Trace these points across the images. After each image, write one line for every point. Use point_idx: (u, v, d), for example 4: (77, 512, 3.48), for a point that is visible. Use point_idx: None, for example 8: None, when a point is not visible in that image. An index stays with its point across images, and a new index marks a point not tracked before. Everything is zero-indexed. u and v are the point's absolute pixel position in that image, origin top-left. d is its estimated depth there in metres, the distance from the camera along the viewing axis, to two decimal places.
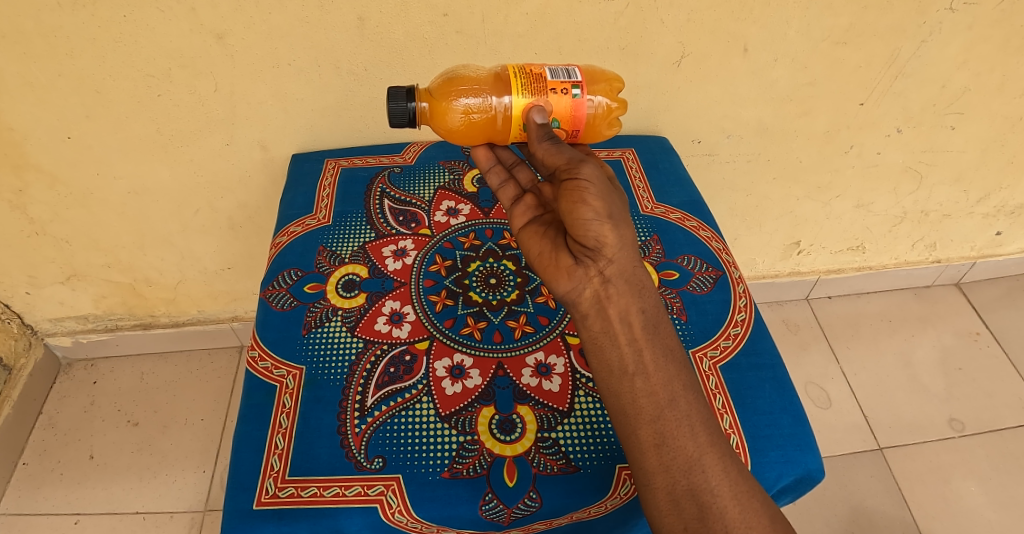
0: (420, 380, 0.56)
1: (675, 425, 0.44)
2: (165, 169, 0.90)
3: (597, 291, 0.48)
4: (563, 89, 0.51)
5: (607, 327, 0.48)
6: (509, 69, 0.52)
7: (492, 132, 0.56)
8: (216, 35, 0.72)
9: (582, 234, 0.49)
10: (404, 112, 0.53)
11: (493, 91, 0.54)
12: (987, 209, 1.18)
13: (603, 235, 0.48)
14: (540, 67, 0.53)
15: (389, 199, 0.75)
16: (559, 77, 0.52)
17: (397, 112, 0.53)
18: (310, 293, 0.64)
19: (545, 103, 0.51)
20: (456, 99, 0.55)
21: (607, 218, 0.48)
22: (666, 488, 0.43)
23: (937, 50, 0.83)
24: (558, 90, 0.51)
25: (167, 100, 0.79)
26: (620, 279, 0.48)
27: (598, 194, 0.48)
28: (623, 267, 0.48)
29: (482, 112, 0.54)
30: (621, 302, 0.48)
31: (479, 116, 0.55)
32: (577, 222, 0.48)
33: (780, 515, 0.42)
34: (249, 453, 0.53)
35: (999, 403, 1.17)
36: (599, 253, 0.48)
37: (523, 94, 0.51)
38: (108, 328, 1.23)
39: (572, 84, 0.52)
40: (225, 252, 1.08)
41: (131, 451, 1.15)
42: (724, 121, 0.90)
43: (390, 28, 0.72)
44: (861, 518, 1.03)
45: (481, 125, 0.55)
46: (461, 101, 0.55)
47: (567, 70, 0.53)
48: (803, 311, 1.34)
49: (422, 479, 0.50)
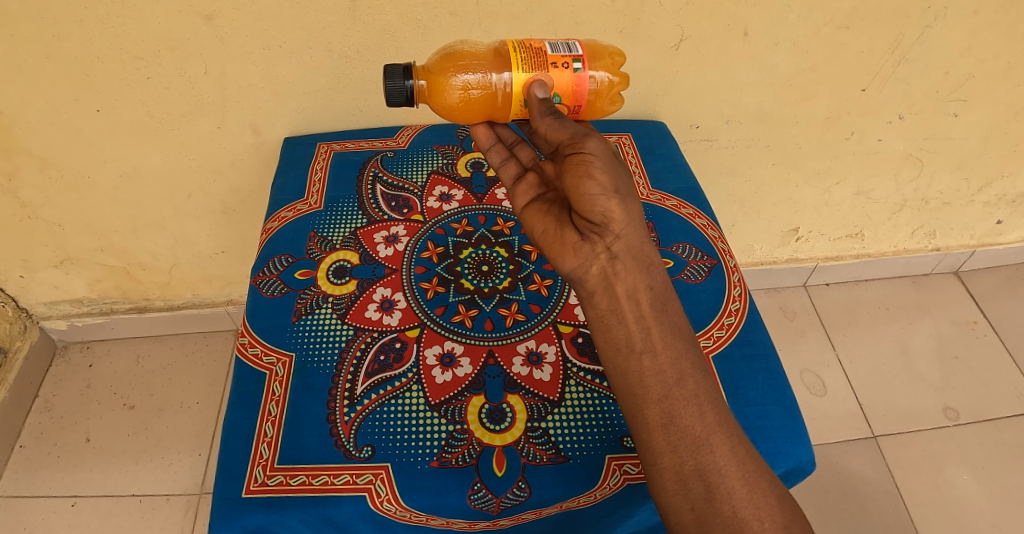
0: (410, 368, 0.56)
1: (683, 405, 0.43)
2: (156, 152, 0.88)
3: (604, 268, 0.47)
4: (565, 64, 0.50)
5: (614, 305, 0.47)
6: (509, 43, 0.51)
7: (491, 109, 0.55)
8: (205, 16, 0.70)
9: (589, 210, 0.48)
10: (401, 91, 0.52)
11: (493, 66, 0.52)
12: (987, 198, 1.17)
13: (610, 210, 0.47)
14: (541, 40, 0.51)
15: (381, 184, 0.74)
16: (559, 50, 0.50)
17: (393, 91, 0.52)
18: (301, 279, 0.64)
19: (546, 77, 0.50)
20: (455, 76, 0.53)
21: (613, 192, 0.47)
22: (673, 468, 0.42)
23: (940, 36, 0.82)
24: (559, 64, 0.50)
25: (157, 83, 0.77)
26: (627, 256, 0.47)
27: (604, 168, 0.48)
28: (631, 243, 0.47)
29: (482, 88, 0.53)
30: (629, 279, 0.47)
31: (478, 93, 0.53)
32: (583, 197, 0.47)
33: (785, 495, 0.43)
34: (238, 442, 0.53)
35: (995, 393, 1.17)
36: (606, 228, 0.47)
37: (523, 68, 0.49)
38: (103, 312, 1.22)
39: (573, 58, 0.50)
40: (219, 236, 1.07)
41: (128, 433, 1.15)
42: (723, 106, 0.88)
43: (382, 8, 0.70)
44: (854, 505, 1.04)
45: (481, 101, 0.54)
46: (460, 77, 0.53)
47: (568, 45, 0.51)
48: (801, 297, 1.34)
49: (411, 468, 0.50)
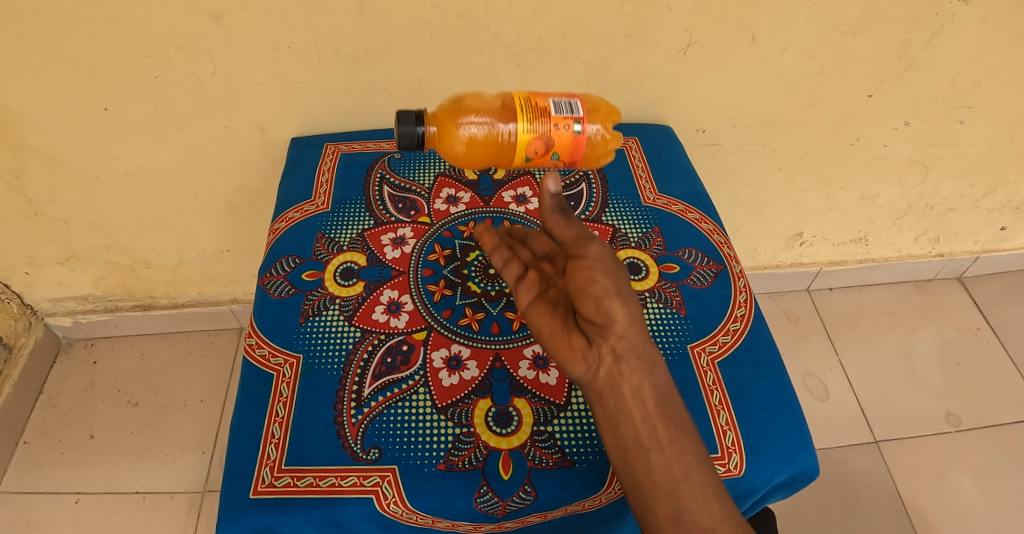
0: (417, 371, 0.56)
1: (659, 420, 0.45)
2: (163, 150, 0.89)
3: (608, 369, 0.46)
4: (566, 123, 0.50)
5: (620, 404, 0.46)
6: (516, 98, 0.51)
7: (495, 158, 0.55)
8: (213, 16, 0.70)
9: (593, 312, 0.47)
10: (412, 136, 0.52)
11: (501, 117, 0.53)
12: (992, 204, 1.17)
13: (614, 311, 0.46)
14: (545, 96, 0.51)
15: (388, 186, 0.74)
16: (562, 110, 0.50)
17: (404, 136, 0.52)
18: (308, 281, 0.64)
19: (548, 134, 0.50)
20: (463, 124, 0.55)
21: (616, 293, 0.47)
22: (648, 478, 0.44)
23: (947, 43, 0.82)
24: (561, 123, 0.50)
25: (164, 81, 0.78)
26: (632, 355, 0.46)
27: (605, 272, 0.48)
28: (634, 343, 0.46)
29: (487, 136, 0.53)
30: (635, 379, 0.46)
31: (483, 139, 0.54)
32: (585, 298, 0.47)
33: None
34: (244, 442, 0.53)
35: (997, 399, 1.17)
36: (610, 329, 0.46)
37: (527, 122, 0.49)
38: (108, 309, 1.23)
39: (575, 118, 0.50)
40: (225, 235, 1.07)
41: (131, 431, 1.16)
42: (729, 110, 0.88)
43: (390, 10, 0.70)
44: (855, 510, 1.04)
45: (485, 148, 0.54)
46: (467, 126, 0.54)
47: (572, 104, 0.51)
48: (804, 302, 1.34)
49: (418, 471, 0.51)
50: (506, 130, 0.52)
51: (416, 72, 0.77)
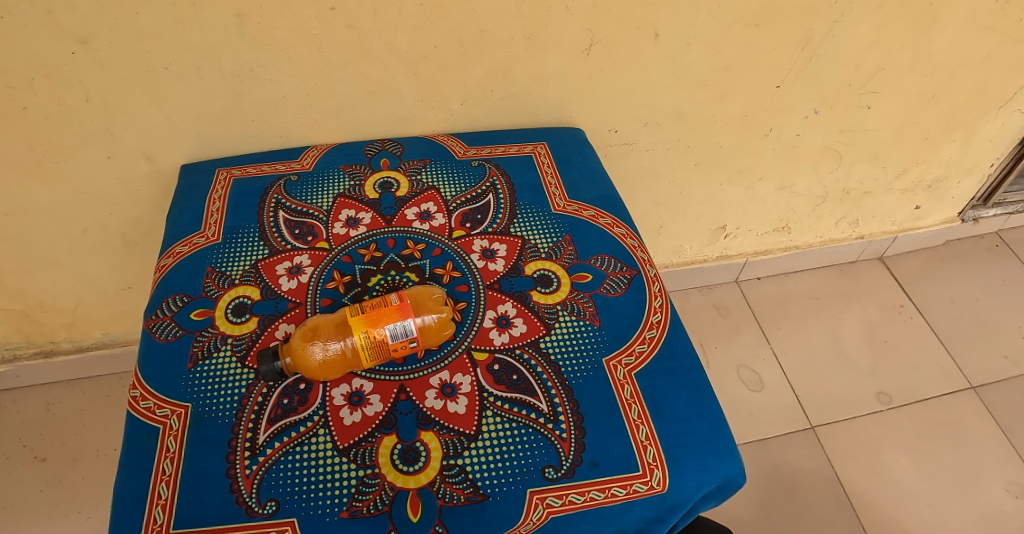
0: (316, 411, 0.52)
1: None
2: (42, 187, 0.81)
3: None
4: (401, 343, 0.52)
5: None
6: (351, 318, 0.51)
7: (351, 364, 0.53)
8: (79, 40, 0.63)
9: None
10: (272, 372, 0.52)
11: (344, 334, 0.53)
12: (905, 184, 1.21)
13: None
14: (382, 322, 0.51)
15: (284, 211, 0.67)
16: (398, 335, 0.51)
17: (266, 374, 0.52)
18: (197, 320, 0.59)
19: (384, 343, 0.51)
20: (311, 345, 0.52)
21: None
22: None
23: (846, 32, 0.84)
24: (395, 340, 0.51)
25: (35, 113, 0.70)
26: None
27: None
28: None
29: (338, 352, 0.52)
30: None
31: (336, 355, 0.53)
32: None
33: None
34: (129, 506, 0.48)
35: (924, 374, 1.22)
36: None
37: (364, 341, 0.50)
38: (6, 359, 1.12)
39: (407, 335, 0.52)
40: (125, 271, 1.00)
41: (39, 489, 1.06)
42: (640, 109, 0.88)
43: (273, 24, 0.64)
44: (796, 499, 1.05)
45: (340, 361, 0.53)
46: (316, 346, 0.52)
47: (407, 326, 0.51)
48: (733, 293, 1.36)
49: (319, 521, 0.47)
50: (346, 345, 0.52)
51: (307, 88, 0.73)
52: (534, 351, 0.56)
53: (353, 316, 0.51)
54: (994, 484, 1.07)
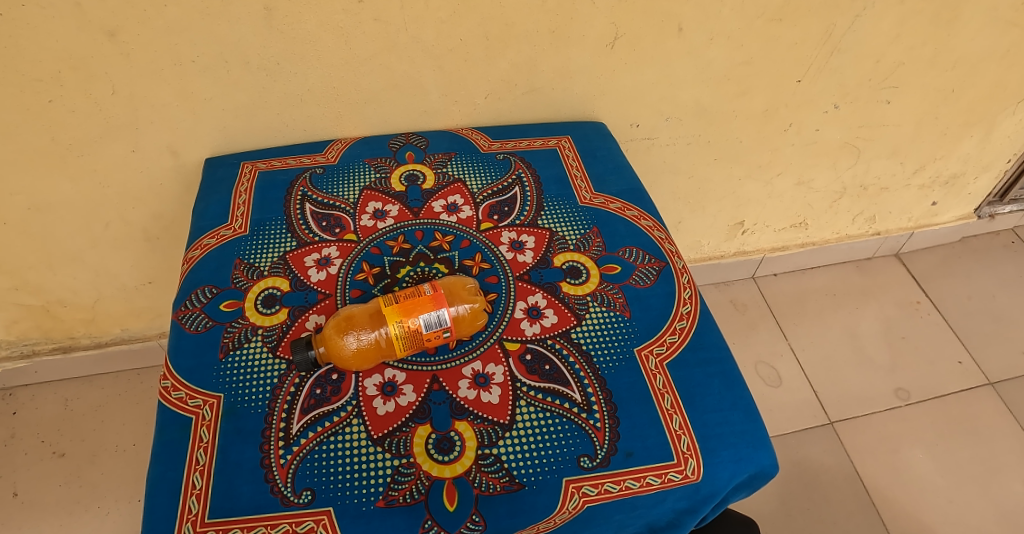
0: (349, 401, 0.52)
1: None
2: (66, 180, 0.81)
3: None
4: (434, 332, 0.52)
5: None
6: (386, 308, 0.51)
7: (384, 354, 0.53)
8: (106, 32, 0.63)
9: None
10: (306, 362, 0.52)
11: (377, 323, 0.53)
12: (922, 180, 1.21)
13: None
14: (416, 312, 0.51)
15: (311, 203, 0.68)
16: (432, 324, 0.51)
17: (300, 364, 0.52)
18: (226, 311, 0.59)
19: (418, 332, 0.51)
20: (345, 335, 0.52)
21: None
22: None
23: (869, 26, 0.83)
24: (429, 330, 0.51)
25: (61, 106, 0.70)
26: None
27: None
28: None
29: (371, 342, 0.52)
30: None
31: (369, 345, 0.53)
32: None
33: None
34: (163, 496, 0.47)
35: (942, 370, 1.21)
36: None
37: (398, 330, 0.50)
38: (25, 355, 1.12)
39: (441, 324, 0.52)
40: (145, 266, 1.00)
41: (59, 484, 1.06)
42: (661, 103, 0.88)
43: (300, 17, 0.65)
44: (817, 495, 1.05)
45: (373, 351, 0.53)
46: (350, 336, 0.52)
47: (441, 316, 0.51)
48: (750, 290, 1.36)
49: (356, 511, 0.46)
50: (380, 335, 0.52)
51: (332, 81, 0.73)
52: (566, 342, 0.56)
53: (387, 306, 0.51)
54: (1015, 480, 1.07)
